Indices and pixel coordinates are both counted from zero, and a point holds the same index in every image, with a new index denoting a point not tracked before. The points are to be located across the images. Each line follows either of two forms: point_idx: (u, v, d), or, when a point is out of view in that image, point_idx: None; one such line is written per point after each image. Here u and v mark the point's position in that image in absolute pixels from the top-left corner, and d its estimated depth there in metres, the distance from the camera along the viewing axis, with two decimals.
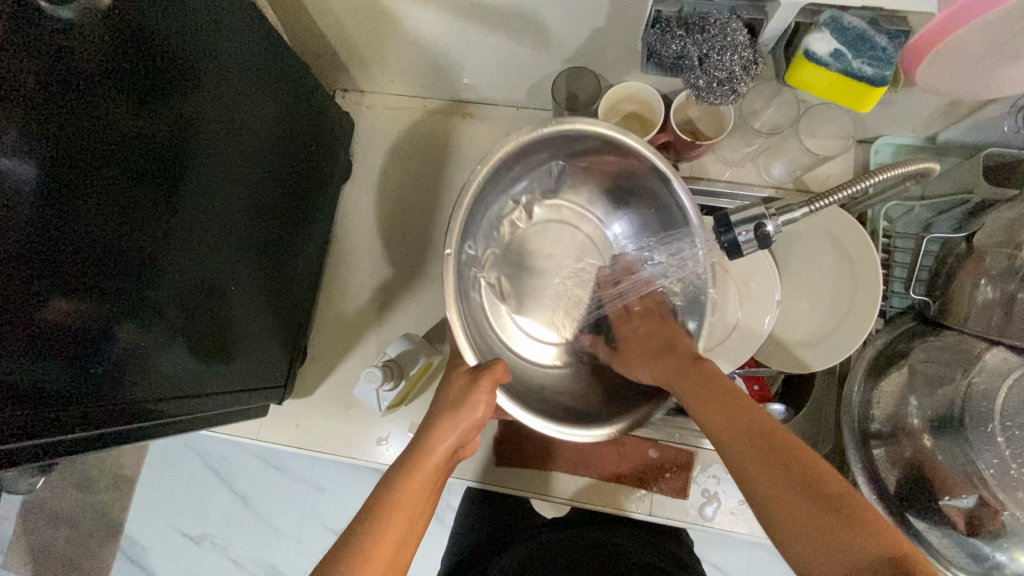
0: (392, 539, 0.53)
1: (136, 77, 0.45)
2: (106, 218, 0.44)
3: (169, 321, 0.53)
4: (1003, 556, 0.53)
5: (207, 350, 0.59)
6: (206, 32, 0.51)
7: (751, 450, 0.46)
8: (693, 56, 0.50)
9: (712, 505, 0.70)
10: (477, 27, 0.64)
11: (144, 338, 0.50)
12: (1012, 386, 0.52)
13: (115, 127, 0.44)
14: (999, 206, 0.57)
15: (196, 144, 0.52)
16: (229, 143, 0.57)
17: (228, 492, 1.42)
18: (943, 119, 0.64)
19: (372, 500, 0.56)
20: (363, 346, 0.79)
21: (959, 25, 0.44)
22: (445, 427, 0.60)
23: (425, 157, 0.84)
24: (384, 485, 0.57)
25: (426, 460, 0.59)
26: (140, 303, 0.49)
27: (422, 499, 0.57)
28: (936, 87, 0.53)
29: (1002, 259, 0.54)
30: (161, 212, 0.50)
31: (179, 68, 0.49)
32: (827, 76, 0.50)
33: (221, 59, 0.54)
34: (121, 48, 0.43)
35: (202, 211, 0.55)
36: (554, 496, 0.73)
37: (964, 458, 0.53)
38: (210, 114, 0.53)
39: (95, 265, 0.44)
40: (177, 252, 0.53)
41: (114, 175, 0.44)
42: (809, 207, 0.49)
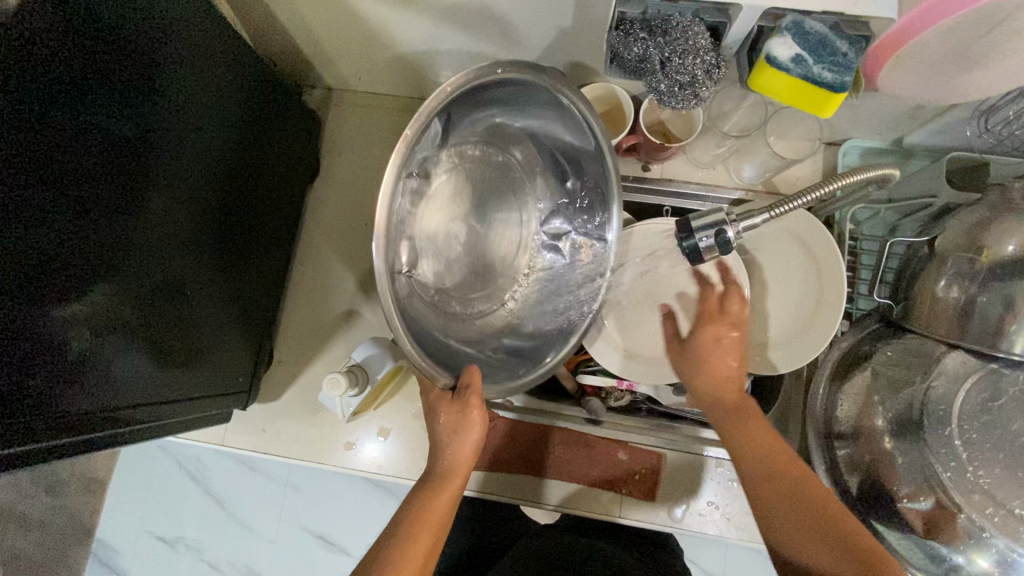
0: (421, 551, 0.56)
1: (93, 76, 0.43)
2: (60, 219, 0.43)
3: (129, 325, 0.52)
4: (961, 558, 0.53)
5: (167, 354, 0.57)
6: (165, 30, 0.50)
7: (772, 483, 0.51)
8: (655, 59, 0.49)
9: (681, 507, 0.70)
10: (444, 26, 0.63)
11: (100, 344, 0.48)
12: (970, 387, 0.54)
13: (72, 125, 0.42)
14: (961, 211, 0.58)
15: (157, 146, 0.51)
16: (190, 145, 0.56)
17: (202, 495, 1.40)
18: (908, 122, 0.65)
19: (405, 509, 0.59)
20: (332, 350, 0.78)
21: (904, 40, 0.45)
22: (459, 445, 0.60)
23: (395, 156, 0.82)
24: (411, 496, 0.60)
25: (450, 482, 0.60)
26: (101, 312, 0.48)
27: (445, 521, 0.59)
28: (900, 90, 0.52)
29: (964, 263, 0.55)
30: (121, 216, 0.49)
31: (140, 69, 0.47)
32: (788, 81, 0.49)
33: (183, 57, 0.52)
34: (77, 45, 0.42)
35: (162, 214, 0.54)
36: (533, 501, 0.72)
37: (922, 460, 0.54)
38: (171, 117, 0.52)
39: (46, 269, 0.42)
40: (136, 256, 0.51)
41: (71, 173, 0.43)
42: (769, 214, 0.49)
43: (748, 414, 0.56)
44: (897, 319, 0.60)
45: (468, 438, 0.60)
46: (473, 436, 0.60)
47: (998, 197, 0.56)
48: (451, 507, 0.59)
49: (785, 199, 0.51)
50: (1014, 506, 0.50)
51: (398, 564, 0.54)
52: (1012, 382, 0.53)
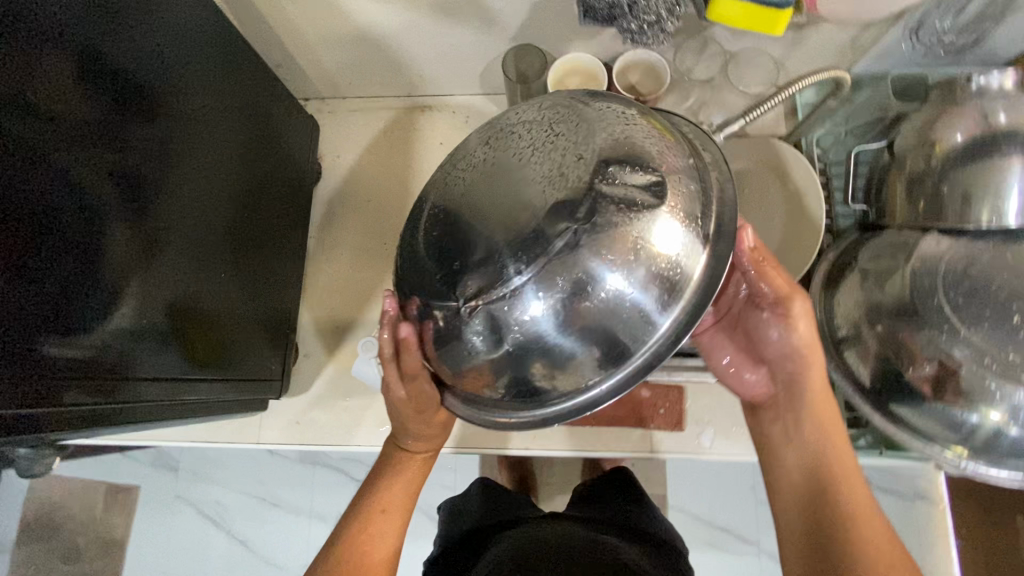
0: (392, 532, 0.62)
1: (101, 93, 0.47)
2: (85, 225, 0.46)
3: (159, 325, 0.55)
4: (976, 417, 0.56)
5: (199, 352, 0.60)
6: (159, 54, 0.54)
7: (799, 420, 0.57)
8: (623, 3, 0.53)
9: (708, 434, 0.73)
10: (427, 17, 0.69)
11: (135, 342, 0.52)
12: (950, 259, 0.58)
13: (91, 142, 0.47)
14: (913, 115, 0.65)
15: (167, 158, 0.55)
16: (194, 162, 0.59)
17: (225, 538, 1.41)
18: (851, 52, 0.73)
19: (370, 493, 0.63)
20: (353, 338, 0.80)
21: None
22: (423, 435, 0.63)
23: (392, 147, 0.86)
24: (379, 474, 0.65)
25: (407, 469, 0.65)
26: (136, 317, 0.52)
27: (405, 504, 0.64)
28: (836, 10, 0.59)
29: (922, 156, 0.61)
30: (141, 231, 0.52)
31: (143, 85, 0.52)
32: (741, 6, 0.53)
33: (181, 73, 0.57)
34: (83, 66, 0.46)
35: (180, 222, 0.57)
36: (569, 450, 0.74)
37: (920, 332, 0.58)
38: (178, 129, 0.56)
39: (80, 271, 0.46)
40: (160, 260, 0.55)
41: (92, 182, 0.47)
42: (744, 119, 0.58)
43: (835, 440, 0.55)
44: (874, 222, 0.68)
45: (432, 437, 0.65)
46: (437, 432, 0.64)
47: (941, 95, 0.63)
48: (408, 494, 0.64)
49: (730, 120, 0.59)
50: (1009, 353, 0.53)
51: (360, 552, 0.59)
52: (984, 249, 0.57)
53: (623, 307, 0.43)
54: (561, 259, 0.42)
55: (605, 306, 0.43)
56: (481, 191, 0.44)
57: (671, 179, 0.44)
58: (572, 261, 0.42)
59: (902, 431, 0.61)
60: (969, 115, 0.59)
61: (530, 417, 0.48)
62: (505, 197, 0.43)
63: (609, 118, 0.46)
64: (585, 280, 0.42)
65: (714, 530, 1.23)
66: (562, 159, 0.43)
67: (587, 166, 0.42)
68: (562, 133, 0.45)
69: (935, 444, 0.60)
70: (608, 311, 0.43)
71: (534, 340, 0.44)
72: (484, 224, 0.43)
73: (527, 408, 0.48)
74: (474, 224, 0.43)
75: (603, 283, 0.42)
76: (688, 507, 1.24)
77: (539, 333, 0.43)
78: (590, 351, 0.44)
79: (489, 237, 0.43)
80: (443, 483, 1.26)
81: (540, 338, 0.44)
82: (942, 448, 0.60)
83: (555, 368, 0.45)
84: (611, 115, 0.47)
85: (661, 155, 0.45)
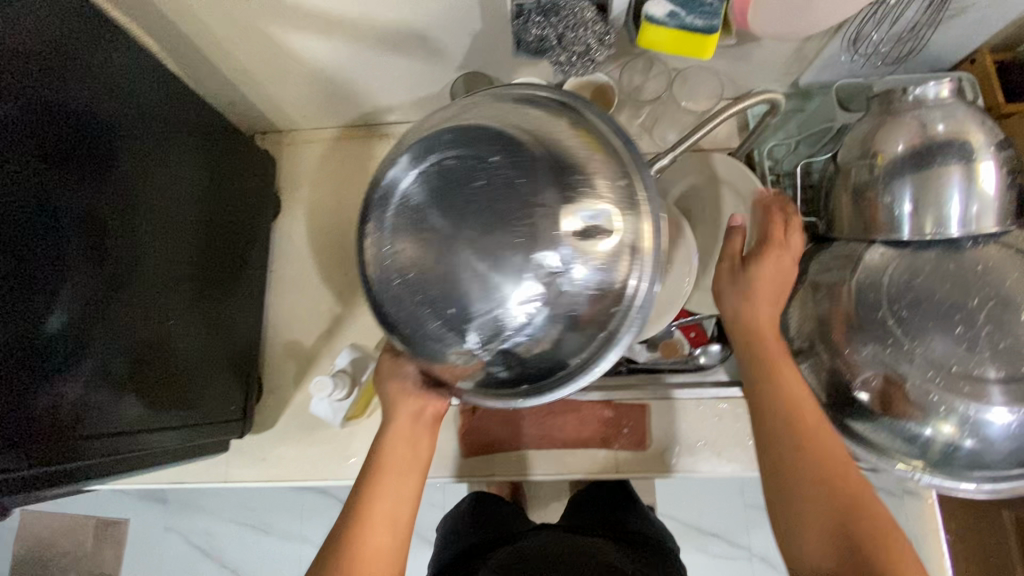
0: (387, 544, 0.56)
1: (42, 154, 0.48)
2: (29, 286, 0.47)
3: (115, 374, 0.56)
4: (930, 431, 0.55)
5: (159, 397, 0.61)
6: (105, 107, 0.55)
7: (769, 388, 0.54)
8: (551, 36, 0.55)
9: (673, 452, 0.73)
10: (368, 50, 0.69)
11: (89, 393, 0.52)
12: (893, 274, 0.58)
13: (32, 204, 0.48)
14: (856, 126, 0.65)
15: (120, 208, 0.56)
16: (154, 209, 0.61)
17: (216, 566, 1.40)
18: (797, 64, 0.73)
19: (354, 504, 0.57)
20: (317, 371, 0.81)
21: None
22: (405, 439, 0.60)
23: (349, 179, 0.87)
24: (364, 483, 0.59)
25: (395, 477, 0.59)
26: (89, 369, 0.52)
27: (400, 513, 0.58)
28: (770, 29, 0.59)
29: (865, 168, 0.61)
30: (98, 280, 0.54)
31: (88, 140, 0.53)
32: (668, 33, 0.54)
33: (130, 124, 0.58)
34: (21, 129, 0.47)
35: (136, 269, 0.58)
36: (534, 475, 0.74)
37: (866, 346, 0.57)
38: (129, 178, 0.57)
39: (24, 331, 0.47)
40: (114, 309, 0.56)
41: (35, 243, 0.48)
42: (672, 154, 0.54)
43: (821, 432, 0.52)
44: (823, 234, 0.68)
45: (414, 443, 0.60)
46: (429, 429, 0.62)
47: (881, 106, 0.63)
48: (407, 501, 0.58)
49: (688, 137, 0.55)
50: (953, 366, 0.54)
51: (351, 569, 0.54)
52: (926, 260, 0.58)
53: (601, 275, 0.46)
54: (528, 268, 0.45)
55: (587, 286, 0.46)
56: (446, 217, 0.45)
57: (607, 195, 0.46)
58: (539, 269, 0.44)
59: (861, 448, 0.60)
60: (907, 125, 0.59)
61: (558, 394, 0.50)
62: (467, 225, 0.44)
63: (531, 123, 0.50)
64: (531, 291, 0.45)
65: (701, 535, 1.23)
66: (498, 167, 0.45)
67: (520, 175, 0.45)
68: (496, 143, 0.47)
69: (894, 459, 0.59)
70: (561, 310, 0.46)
71: (539, 330, 0.47)
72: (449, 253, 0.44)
73: (555, 384, 0.50)
74: (443, 251, 0.45)
75: (573, 269, 0.45)
76: (675, 514, 1.24)
77: (507, 341, 0.46)
78: (592, 321, 0.48)
79: (461, 258, 0.44)
80: (430, 501, 1.26)
81: (538, 327, 0.47)
82: (895, 462, 0.58)
83: (566, 341, 0.48)
84: (533, 119, 0.50)
85: (593, 154, 0.47)
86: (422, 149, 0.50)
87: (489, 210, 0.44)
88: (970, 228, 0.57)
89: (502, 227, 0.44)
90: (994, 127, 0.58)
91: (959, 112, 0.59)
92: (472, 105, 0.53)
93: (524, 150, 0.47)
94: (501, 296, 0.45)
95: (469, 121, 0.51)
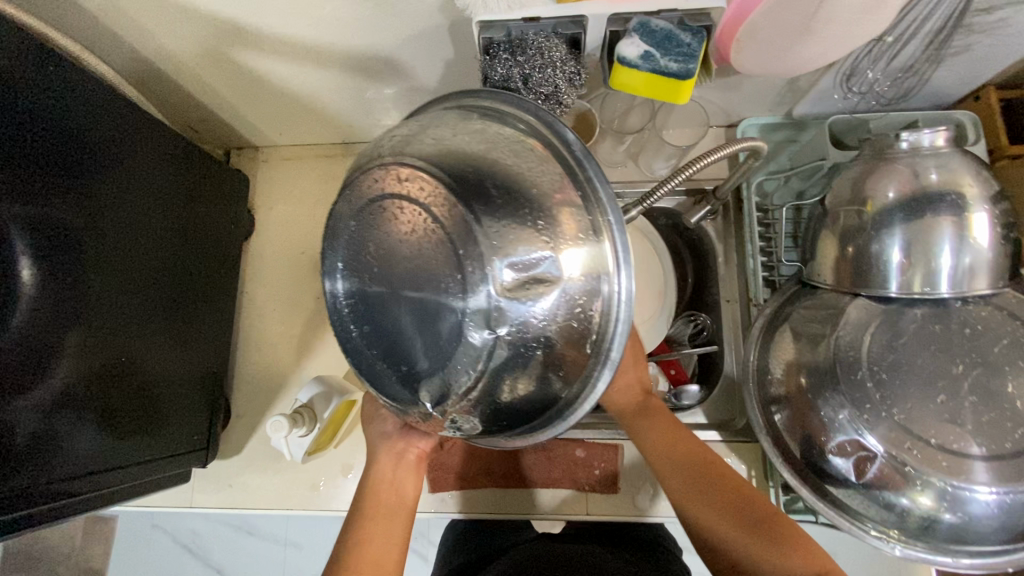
0: None
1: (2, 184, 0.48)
2: None
3: (77, 401, 0.55)
4: (906, 501, 0.52)
5: (124, 423, 0.61)
6: (73, 132, 0.54)
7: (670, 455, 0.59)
8: (518, 77, 0.52)
9: (645, 494, 0.72)
10: (339, 74, 0.66)
11: (48, 422, 0.52)
12: (874, 333, 0.55)
13: None
14: (846, 168, 0.62)
15: (86, 233, 0.56)
16: (128, 241, 0.61)
17: (202, 566, 1.40)
18: (789, 96, 0.70)
19: (342, 548, 0.56)
20: (286, 396, 0.80)
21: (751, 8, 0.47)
22: (389, 481, 0.61)
23: (323, 199, 0.85)
24: (352, 524, 0.58)
25: (383, 516, 0.58)
26: (46, 397, 0.52)
27: (392, 552, 0.56)
28: (755, 68, 0.56)
29: (853, 215, 0.58)
30: (64, 317, 0.54)
31: (53, 165, 0.52)
32: (641, 76, 0.52)
33: (101, 149, 0.57)
34: None
35: (102, 294, 0.58)
36: (539, 513, 0.73)
37: (841, 408, 0.55)
38: (97, 203, 0.57)
39: None
40: (75, 336, 0.55)
41: None
42: (640, 207, 0.51)
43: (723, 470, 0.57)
44: (806, 279, 0.64)
45: (401, 483, 0.61)
46: (414, 470, 0.62)
47: (872, 151, 0.60)
48: (397, 540, 0.57)
49: (657, 188, 0.53)
50: (933, 437, 0.51)
51: None
52: (912, 319, 0.55)
53: (565, 311, 0.43)
54: (468, 328, 0.41)
55: (550, 328, 0.42)
56: (390, 272, 0.43)
57: (569, 231, 0.42)
58: (492, 297, 0.40)
59: (839, 513, 0.57)
60: (898, 174, 0.56)
61: (557, 430, 0.48)
62: (404, 288, 0.43)
63: (486, 138, 0.45)
64: (497, 318, 0.41)
65: None
66: (441, 218, 0.41)
67: (471, 223, 0.41)
68: (445, 171, 0.42)
69: (871, 526, 0.56)
70: (534, 336, 0.42)
71: (518, 375, 0.44)
72: (396, 308, 0.43)
73: (549, 422, 0.48)
74: (389, 310, 0.44)
75: (524, 318, 0.41)
76: None
77: (480, 373, 0.42)
78: (573, 355, 0.45)
79: (403, 318, 0.43)
80: None
81: (509, 376, 0.43)
82: (870, 527, 0.56)
83: (551, 377, 0.45)
84: (493, 134, 0.45)
85: (555, 188, 0.43)
86: (367, 167, 0.46)
87: (430, 267, 0.41)
88: (960, 289, 0.54)
89: (438, 287, 0.41)
90: (989, 177, 0.55)
91: (953, 162, 0.55)
92: (430, 115, 0.48)
93: (477, 183, 0.42)
94: (449, 359, 0.42)
95: (416, 138, 0.46)
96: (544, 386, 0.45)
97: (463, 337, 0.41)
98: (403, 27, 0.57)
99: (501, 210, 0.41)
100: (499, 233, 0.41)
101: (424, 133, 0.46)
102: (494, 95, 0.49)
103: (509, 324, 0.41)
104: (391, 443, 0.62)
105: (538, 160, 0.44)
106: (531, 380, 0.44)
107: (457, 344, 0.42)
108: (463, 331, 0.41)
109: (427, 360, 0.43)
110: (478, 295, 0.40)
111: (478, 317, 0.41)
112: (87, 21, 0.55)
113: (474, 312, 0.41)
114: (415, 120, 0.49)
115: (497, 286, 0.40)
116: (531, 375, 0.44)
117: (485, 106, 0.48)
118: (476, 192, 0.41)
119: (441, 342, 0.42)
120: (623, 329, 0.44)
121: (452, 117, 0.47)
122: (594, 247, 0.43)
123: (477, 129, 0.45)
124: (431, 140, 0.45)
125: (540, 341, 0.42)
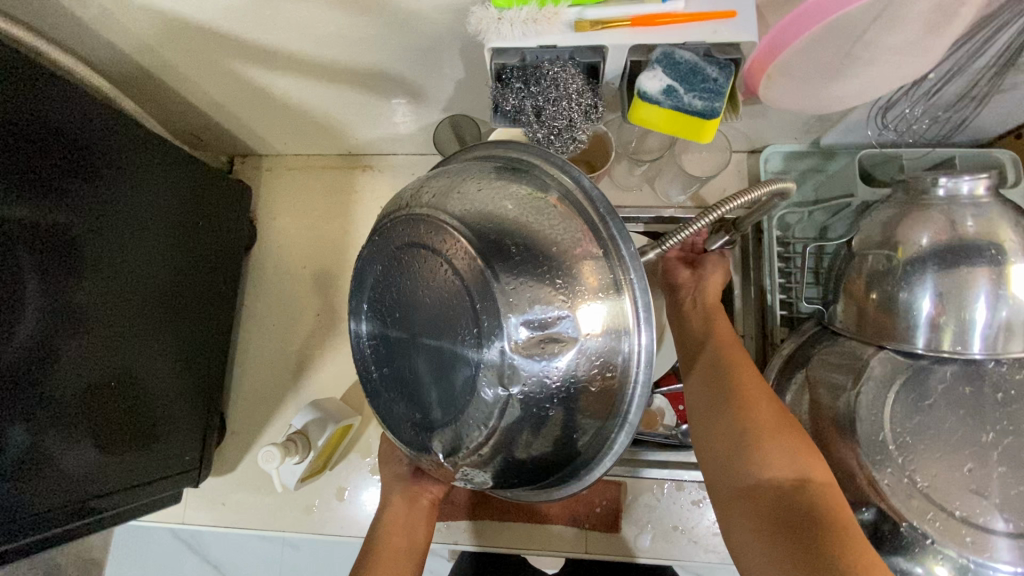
0: None
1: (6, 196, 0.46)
2: None
3: (72, 416, 0.53)
4: (920, 569, 0.48)
5: (120, 438, 0.59)
6: (78, 145, 0.52)
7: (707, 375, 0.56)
8: (530, 108, 0.50)
9: (647, 534, 0.69)
10: (345, 89, 0.63)
11: (42, 438, 0.50)
12: (897, 391, 0.53)
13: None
14: (877, 209, 0.58)
15: (87, 244, 0.54)
16: (126, 254, 0.59)
17: (199, 561, 1.32)
18: (816, 127, 0.66)
19: None
20: (287, 415, 0.78)
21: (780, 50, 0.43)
22: (402, 523, 0.59)
23: (331, 213, 0.83)
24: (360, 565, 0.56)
25: (393, 560, 0.56)
26: (41, 413, 0.50)
27: None
28: (784, 104, 0.52)
29: (881, 261, 0.55)
30: (66, 332, 0.53)
31: (57, 175, 0.51)
32: (662, 112, 0.49)
33: (104, 160, 0.55)
34: None
35: (100, 307, 0.56)
36: (543, 550, 0.70)
37: (860, 469, 0.52)
38: (99, 214, 0.55)
39: None
40: (73, 350, 0.53)
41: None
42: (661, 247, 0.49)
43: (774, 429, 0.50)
44: (826, 323, 0.60)
45: (414, 526, 0.59)
46: (428, 514, 0.61)
47: (905, 193, 0.56)
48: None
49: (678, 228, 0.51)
50: (956, 509, 0.48)
51: None
52: (939, 379, 0.53)
53: (584, 371, 0.40)
54: (482, 384, 0.39)
55: (571, 386, 0.40)
56: (412, 318, 0.42)
57: (589, 287, 0.41)
58: (503, 354, 0.39)
59: None
60: (934, 221, 0.53)
61: (572, 489, 0.46)
62: (423, 334, 0.42)
63: (506, 188, 0.43)
64: (513, 375, 0.39)
65: None
66: (460, 270, 0.40)
67: (490, 278, 0.39)
68: (465, 221, 0.41)
69: None
70: (550, 397, 0.40)
71: (535, 432, 0.41)
72: (413, 359, 0.43)
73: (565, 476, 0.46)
74: (407, 357, 0.43)
75: (539, 376, 0.39)
76: None
77: (492, 431, 0.40)
78: (592, 417, 0.43)
79: (420, 366, 0.42)
80: None
81: (523, 433, 0.41)
82: None
83: (569, 437, 0.43)
84: (516, 183, 0.44)
85: (576, 243, 0.41)
86: (395, 214, 0.45)
87: (449, 321, 0.41)
88: (993, 350, 0.50)
89: (453, 337, 0.40)
90: None
91: (992, 212, 0.52)
92: (461, 165, 0.48)
93: (500, 240, 0.40)
94: (462, 413, 0.41)
95: (439, 186, 0.45)
96: (558, 448, 0.43)
97: (477, 393, 0.40)
98: (412, 47, 0.54)
99: (520, 263, 0.40)
100: (517, 291, 0.39)
101: (449, 181, 0.45)
102: (519, 142, 0.48)
103: (526, 379, 0.39)
104: (407, 485, 0.61)
105: (561, 212, 0.43)
106: (545, 441, 0.42)
107: (471, 401, 0.40)
108: (478, 387, 0.40)
109: (439, 412, 0.42)
110: (493, 351, 0.39)
111: (495, 374, 0.39)
112: (81, 30, 0.53)
113: (489, 369, 0.39)
114: (441, 170, 0.48)
115: (511, 341, 0.39)
116: (546, 436, 0.42)
117: (512, 153, 0.48)
118: (495, 244, 0.40)
119: (457, 397, 0.41)
120: (643, 388, 0.42)
121: (479, 165, 0.47)
122: (614, 301, 0.41)
123: (502, 178, 0.44)
124: (453, 187, 0.44)
125: (556, 400, 0.40)
